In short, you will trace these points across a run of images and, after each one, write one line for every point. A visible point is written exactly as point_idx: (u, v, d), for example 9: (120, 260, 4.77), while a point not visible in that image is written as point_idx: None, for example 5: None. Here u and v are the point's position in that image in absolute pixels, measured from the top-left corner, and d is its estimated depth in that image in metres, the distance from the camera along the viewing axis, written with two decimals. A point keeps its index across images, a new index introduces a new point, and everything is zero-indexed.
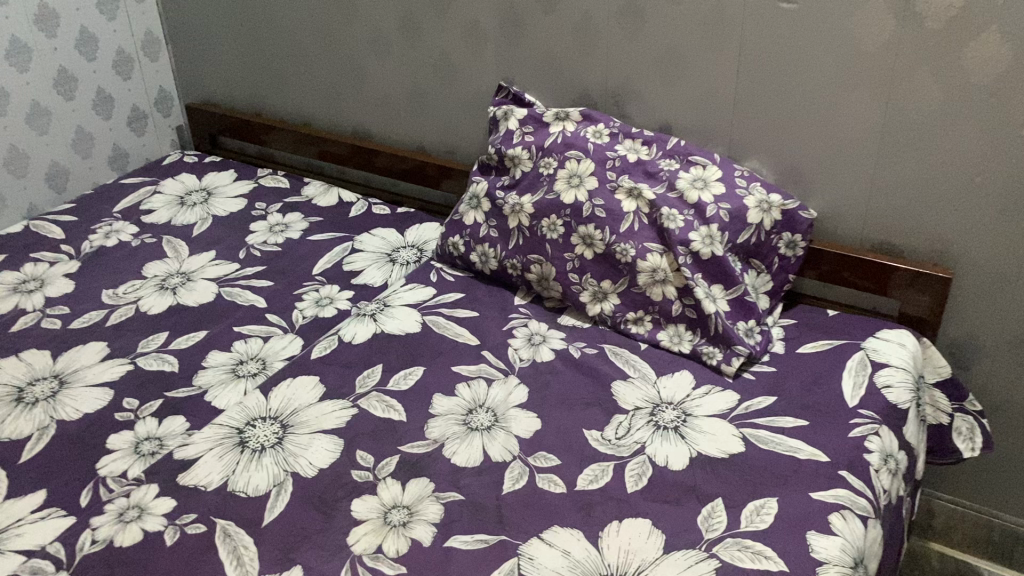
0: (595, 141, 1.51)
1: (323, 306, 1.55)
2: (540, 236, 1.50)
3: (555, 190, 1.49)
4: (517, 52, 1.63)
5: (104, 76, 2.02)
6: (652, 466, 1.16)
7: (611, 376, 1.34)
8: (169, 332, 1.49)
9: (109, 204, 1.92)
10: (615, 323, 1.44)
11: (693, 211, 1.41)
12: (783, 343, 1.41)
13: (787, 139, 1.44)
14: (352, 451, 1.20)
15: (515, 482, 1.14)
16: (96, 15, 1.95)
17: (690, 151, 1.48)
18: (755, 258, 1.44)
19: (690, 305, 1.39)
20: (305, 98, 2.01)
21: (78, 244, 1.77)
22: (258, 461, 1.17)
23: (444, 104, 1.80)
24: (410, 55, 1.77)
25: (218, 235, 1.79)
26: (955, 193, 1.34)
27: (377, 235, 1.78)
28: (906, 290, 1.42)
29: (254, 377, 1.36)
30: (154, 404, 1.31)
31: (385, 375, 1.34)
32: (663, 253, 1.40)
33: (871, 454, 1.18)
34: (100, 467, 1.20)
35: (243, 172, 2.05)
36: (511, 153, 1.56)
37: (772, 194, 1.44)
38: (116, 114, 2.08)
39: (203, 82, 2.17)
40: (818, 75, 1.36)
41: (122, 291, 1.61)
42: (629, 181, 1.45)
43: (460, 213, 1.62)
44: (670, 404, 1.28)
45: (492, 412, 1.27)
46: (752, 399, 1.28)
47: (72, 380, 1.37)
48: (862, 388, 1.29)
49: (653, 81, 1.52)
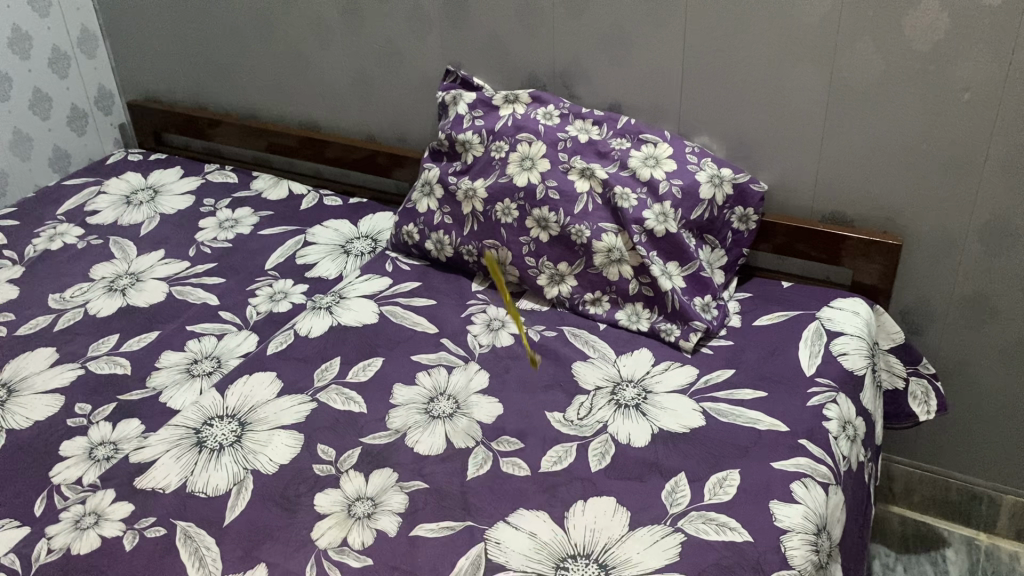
0: (545, 123, 1.50)
1: (277, 301, 1.52)
2: (494, 221, 1.49)
3: (508, 173, 1.48)
4: (463, 36, 1.62)
5: (40, 75, 1.96)
6: (615, 444, 1.17)
7: (571, 357, 1.34)
8: (120, 334, 1.45)
9: (52, 206, 1.87)
10: (573, 305, 1.44)
11: (646, 189, 1.41)
12: (740, 316, 1.42)
13: (734, 113, 1.45)
14: (313, 445, 1.18)
15: (479, 468, 1.14)
16: (28, 13, 1.90)
17: (641, 129, 1.48)
18: (709, 234, 1.44)
19: (647, 283, 1.39)
20: (250, 90, 1.97)
21: (21, 248, 1.72)
22: (217, 461, 1.15)
23: (391, 91, 1.78)
24: (355, 43, 1.75)
25: (168, 234, 1.76)
26: (900, 160, 1.36)
27: (330, 227, 1.75)
28: (858, 259, 1.44)
29: (209, 376, 1.34)
30: (107, 408, 1.28)
31: (344, 368, 1.33)
32: (618, 233, 1.40)
33: (829, 422, 1.20)
34: (54, 475, 1.17)
35: (190, 169, 2.01)
36: (462, 138, 1.55)
37: (723, 168, 1.45)
38: (54, 114, 2.02)
39: (144, 77, 2.12)
40: (762, 47, 1.37)
41: (70, 295, 1.57)
42: (581, 161, 1.45)
43: (413, 201, 1.60)
44: (630, 382, 1.28)
45: (454, 398, 1.26)
46: (711, 373, 1.29)
47: (21, 388, 1.34)
48: (818, 358, 1.30)
49: (600, 60, 1.52)
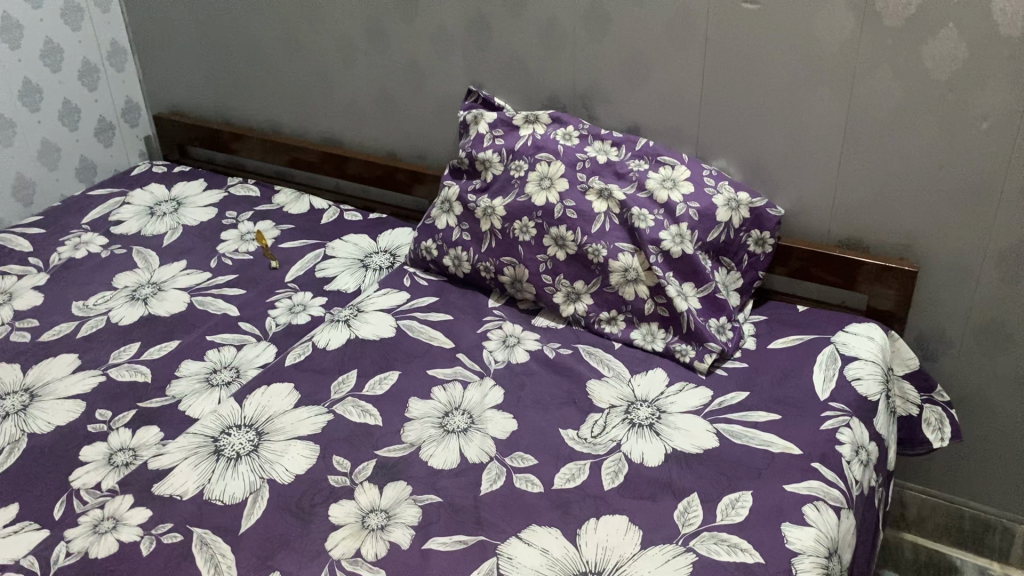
0: (565, 143, 1.52)
1: (296, 313, 1.54)
2: (512, 238, 1.50)
3: (526, 192, 1.50)
4: (485, 56, 1.64)
5: (70, 87, 2.00)
6: (629, 463, 1.17)
7: (586, 375, 1.35)
8: (141, 342, 1.48)
9: (77, 215, 1.91)
10: (589, 324, 1.45)
11: (663, 210, 1.43)
12: (755, 339, 1.43)
13: (753, 137, 1.47)
14: (329, 456, 1.20)
15: (492, 483, 1.15)
16: (61, 26, 1.94)
17: (659, 151, 1.50)
18: (725, 256, 1.45)
19: (663, 304, 1.40)
20: (274, 105, 2.01)
21: (47, 256, 1.75)
22: (234, 469, 1.17)
23: (413, 109, 1.80)
24: (379, 62, 1.78)
25: (190, 245, 1.78)
26: (918, 186, 1.37)
27: (349, 242, 1.78)
28: (873, 284, 1.44)
29: (228, 386, 1.36)
30: (127, 415, 1.30)
31: (360, 380, 1.34)
32: (635, 253, 1.41)
33: (843, 445, 1.20)
34: (74, 479, 1.18)
35: (213, 181, 2.04)
36: (482, 156, 1.57)
37: (740, 192, 1.46)
38: (83, 125, 2.06)
39: (170, 91, 2.15)
40: (782, 71, 1.38)
41: (93, 303, 1.59)
42: (599, 182, 1.47)
43: (432, 217, 1.62)
44: (644, 402, 1.29)
45: (468, 413, 1.27)
46: (725, 395, 1.30)
47: (43, 393, 1.36)
48: (833, 382, 1.31)
49: (620, 82, 1.54)
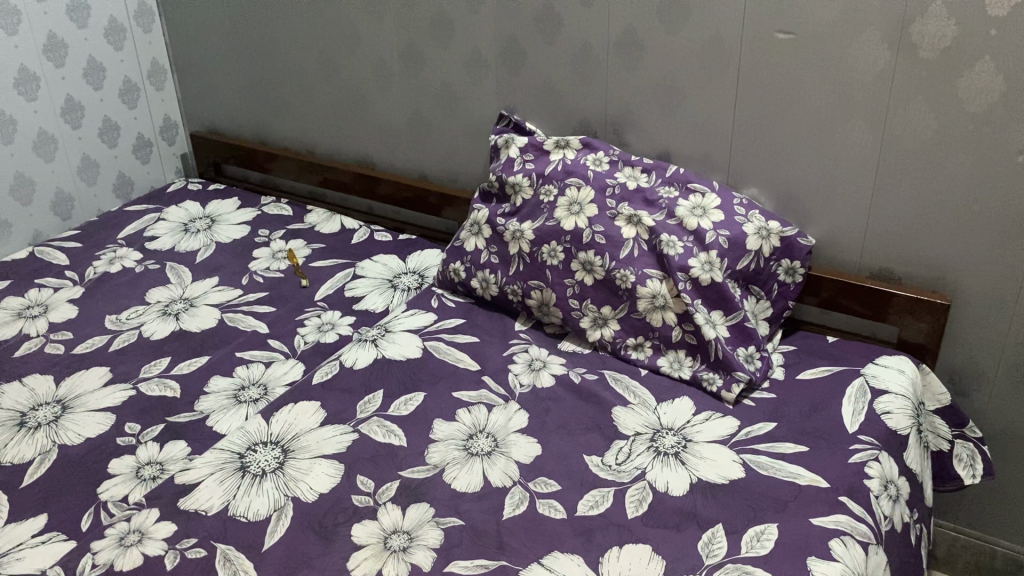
0: (595, 168, 1.53)
1: (325, 331, 1.56)
2: (540, 262, 1.51)
3: (556, 217, 1.50)
4: (518, 81, 1.66)
5: (110, 105, 2.05)
6: (653, 492, 1.16)
7: (611, 402, 1.34)
8: (171, 357, 1.49)
9: (113, 230, 1.94)
10: (615, 349, 1.45)
11: (693, 237, 1.42)
12: (783, 369, 1.42)
13: (784, 166, 1.46)
14: (353, 475, 1.20)
15: (515, 508, 1.15)
16: (104, 45, 1.99)
17: (690, 179, 1.49)
18: (755, 285, 1.44)
19: (690, 331, 1.39)
20: (308, 125, 2.03)
21: (83, 270, 1.78)
22: (259, 486, 1.18)
23: (445, 132, 1.82)
24: (413, 85, 1.80)
25: (222, 262, 1.81)
26: (952, 219, 1.36)
27: (378, 262, 1.79)
28: (905, 317, 1.43)
29: (255, 402, 1.37)
30: (156, 429, 1.32)
31: (386, 401, 1.35)
32: (663, 279, 1.41)
33: (872, 480, 1.18)
34: (102, 491, 1.20)
35: (247, 200, 2.07)
36: (512, 180, 1.58)
37: (771, 221, 1.45)
38: (121, 142, 2.10)
39: (208, 110, 2.19)
40: (815, 101, 1.38)
41: (126, 317, 1.62)
42: (628, 208, 1.47)
43: (461, 239, 1.63)
44: (670, 430, 1.28)
45: (493, 437, 1.27)
46: (752, 425, 1.29)
47: (75, 404, 1.38)
48: (861, 415, 1.29)
49: (652, 108, 1.54)
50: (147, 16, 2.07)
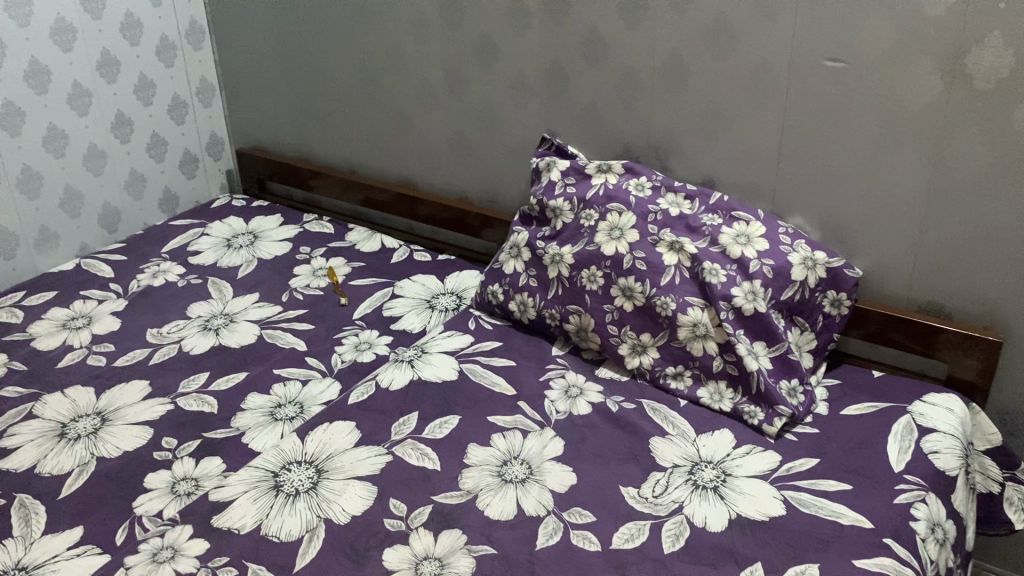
0: (637, 194, 1.52)
1: (362, 351, 1.56)
2: (579, 287, 1.49)
3: (596, 241, 1.49)
4: (560, 105, 1.65)
5: (159, 120, 2.08)
6: (690, 527, 1.14)
7: (649, 432, 1.32)
8: (210, 372, 1.50)
9: (158, 244, 1.97)
10: (654, 378, 1.42)
11: (736, 266, 1.40)
12: (827, 404, 1.38)
13: (831, 195, 1.43)
14: (385, 498, 1.19)
15: (549, 538, 1.13)
16: (154, 62, 2.03)
17: (734, 206, 1.47)
18: (799, 316, 1.41)
19: (732, 362, 1.36)
20: (351, 144, 2.05)
21: (127, 283, 1.81)
22: (292, 506, 1.17)
23: (486, 154, 1.82)
24: (456, 107, 1.81)
25: (263, 278, 1.82)
26: (1005, 253, 1.32)
27: (417, 282, 1.79)
28: (954, 353, 1.39)
29: (291, 420, 1.37)
30: (192, 444, 1.32)
31: (421, 423, 1.34)
32: (705, 308, 1.38)
33: (918, 522, 1.15)
34: (137, 506, 1.20)
35: (289, 217, 2.09)
36: (553, 204, 1.57)
37: (817, 251, 1.42)
38: (168, 157, 2.14)
39: (253, 126, 2.22)
40: (864, 130, 1.35)
41: (167, 331, 1.63)
42: (670, 234, 1.45)
43: (500, 261, 1.63)
44: (709, 463, 1.26)
45: (528, 464, 1.26)
46: (794, 461, 1.26)
47: (114, 417, 1.39)
48: (908, 454, 1.25)
49: (695, 134, 1.52)
50: (197, 34, 2.11)
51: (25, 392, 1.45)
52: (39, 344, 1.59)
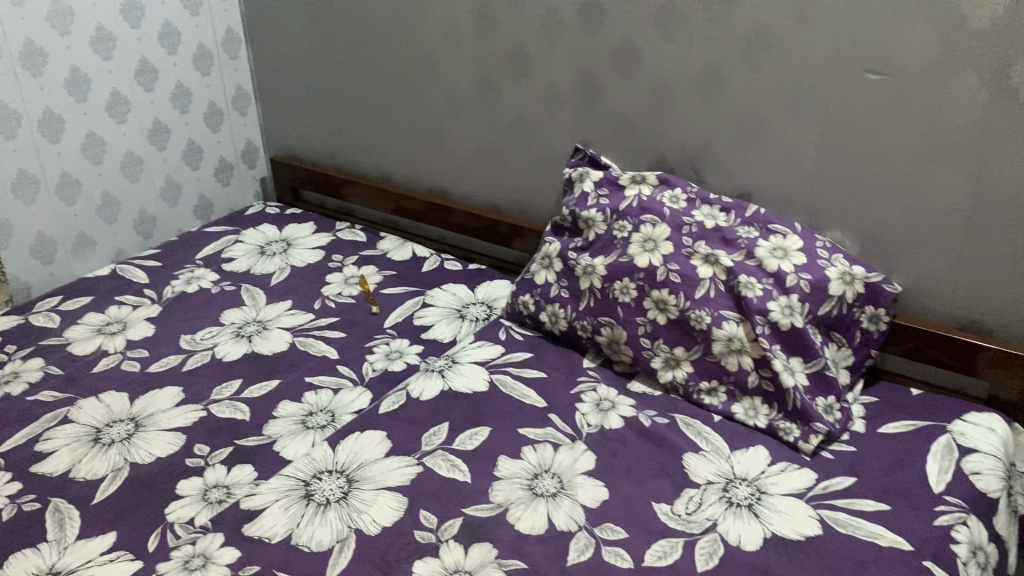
0: (672, 206, 1.50)
1: (393, 360, 1.56)
2: (612, 299, 1.48)
3: (629, 253, 1.48)
4: (594, 115, 1.64)
5: (195, 128, 2.10)
6: (724, 545, 1.12)
7: (682, 447, 1.30)
8: (242, 380, 1.51)
9: (192, 251, 1.98)
10: (687, 393, 1.41)
11: (772, 280, 1.38)
12: (864, 421, 1.36)
13: (870, 209, 1.41)
14: (416, 510, 1.19)
15: (580, 553, 1.11)
16: (191, 71, 2.05)
17: (771, 220, 1.46)
18: (836, 331, 1.39)
19: (767, 377, 1.34)
20: (384, 153, 2.05)
21: (161, 289, 1.82)
22: (323, 516, 1.17)
23: (519, 164, 1.81)
24: (489, 116, 1.80)
25: (296, 286, 1.83)
26: None
27: (447, 291, 1.79)
28: (995, 372, 1.36)
29: (322, 429, 1.37)
30: (224, 452, 1.33)
31: (451, 434, 1.33)
32: (740, 322, 1.36)
33: (959, 545, 1.12)
34: (169, 512, 1.21)
35: (321, 224, 2.10)
36: (586, 215, 1.56)
37: (855, 266, 1.40)
38: (203, 165, 2.15)
39: (287, 134, 2.23)
40: (905, 144, 1.33)
41: (200, 337, 1.64)
42: (705, 247, 1.43)
43: (532, 272, 1.62)
44: (743, 480, 1.24)
45: (559, 477, 1.25)
46: (830, 479, 1.23)
47: (147, 423, 1.40)
48: (948, 474, 1.23)
49: (731, 147, 1.51)
50: (233, 42, 2.13)
51: (61, 396, 1.47)
52: (75, 349, 1.61)
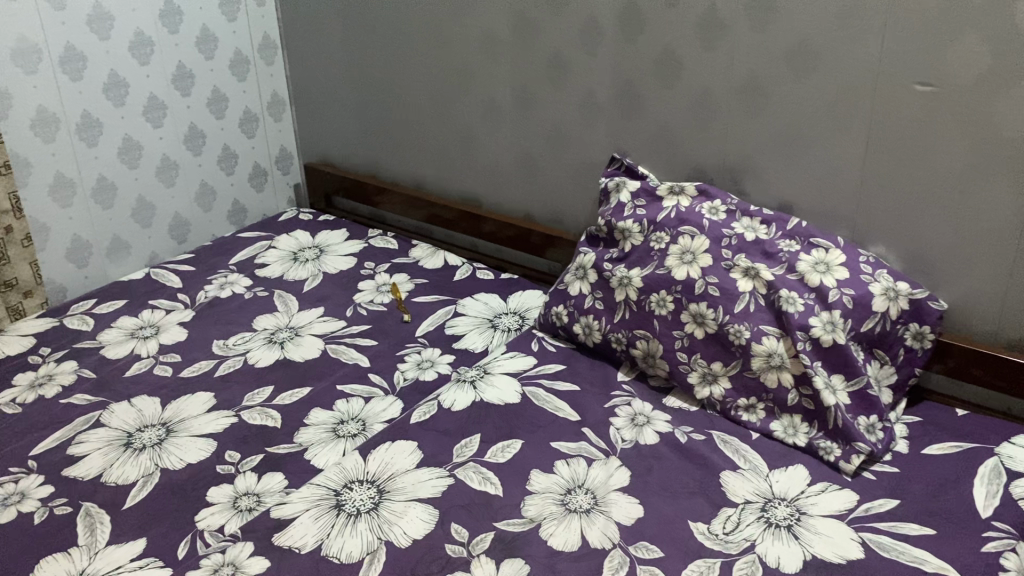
0: (711, 217, 1.48)
1: (424, 369, 1.54)
2: (648, 311, 1.45)
3: (666, 265, 1.45)
4: (632, 125, 1.62)
5: (230, 133, 2.11)
6: (762, 567, 1.09)
7: (719, 465, 1.27)
8: (274, 386, 1.50)
9: (225, 256, 1.99)
10: (724, 409, 1.38)
11: (814, 295, 1.35)
12: (907, 442, 1.32)
13: (915, 224, 1.37)
14: (447, 523, 1.17)
15: (614, 572, 1.09)
16: (228, 77, 2.06)
17: (813, 233, 1.43)
18: (879, 349, 1.35)
19: (808, 395, 1.31)
20: (418, 161, 2.05)
21: (194, 294, 1.82)
22: (353, 527, 1.15)
23: (553, 173, 1.79)
24: (525, 125, 1.79)
25: (328, 292, 1.82)
26: None
27: (480, 300, 1.78)
28: None
29: (354, 438, 1.36)
30: (255, 459, 1.32)
31: (483, 446, 1.32)
32: (780, 337, 1.34)
33: (1008, 572, 1.07)
34: (199, 520, 1.20)
35: (354, 231, 2.09)
36: (622, 226, 1.54)
37: (900, 282, 1.37)
38: (238, 170, 2.16)
39: (322, 141, 2.24)
40: (953, 158, 1.29)
41: (233, 343, 1.64)
42: (745, 260, 1.40)
43: (566, 282, 1.60)
44: (782, 500, 1.20)
45: (592, 493, 1.22)
46: (872, 501, 1.20)
47: (178, 428, 1.39)
48: (996, 498, 1.18)
49: (773, 158, 1.48)
50: (270, 49, 2.14)
51: (95, 399, 1.47)
52: (108, 352, 1.61)
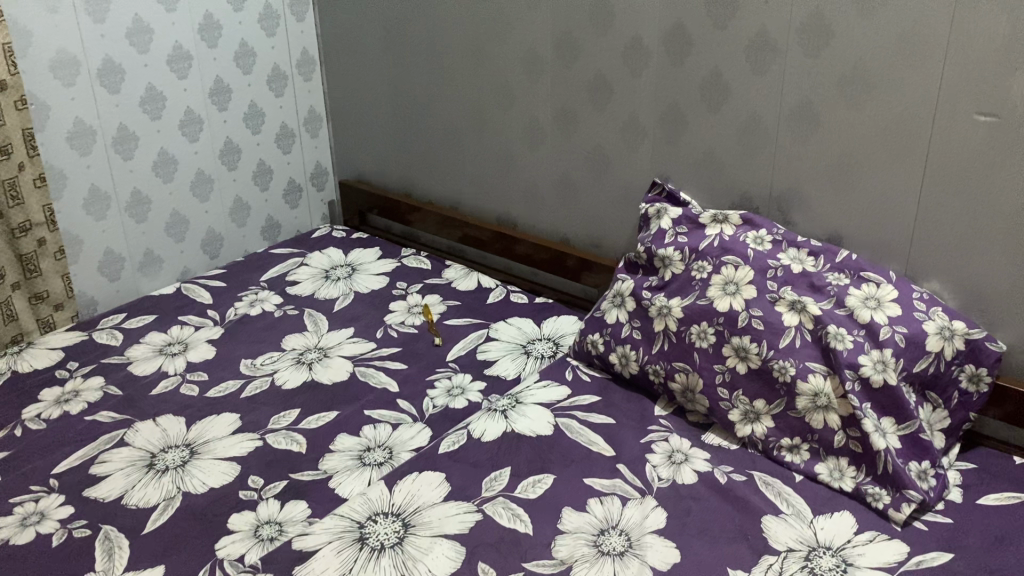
0: (755, 248, 1.43)
1: (454, 395, 1.50)
2: (688, 343, 1.40)
3: (708, 295, 1.40)
4: (676, 149, 1.57)
5: (266, 149, 2.09)
6: None
7: (760, 509, 1.21)
8: (301, 409, 1.47)
9: (257, 273, 1.97)
10: (767, 449, 1.31)
11: (864, 332, 1.28)
12: (961, 490, 1.25)
13: (973, 260, 1.31)
14: (474, 561, 1.12)
15: None
16: (266, 92, 2.05)
17: (863, 267, 1.37)
18: (932, 390, 1.28)
19: (856, 437, 1.25)
20: (454, 181, 2.02)
21: (224, 310, 1.80)
22: (376, 562, 1.11)
23: (592, 197, 1.75)
24: (564, 147, 1.75)
25: (359, 313, 1.79)
26: None
27: (513, 325, 1.73)
28: None
29: (380, 466, 1.32)
30: (278, 486, 1.28)
31: (513, 481, 1.27)
32: (827, 375, 1.27)
33: None
34: (220, 548, 1.16)
35: (388, 250, 2.07)
36: (662, 253, 1.49)
37: (955, 320, 1.30)
38: (273, 186, 2.15)
39: (358, 158, 2.22)
40: (1014, 195, 1.23)
41: (261, 363, 1.61)
42: (792, 293, 1.35)
43: (602, 310, 1.55)
44: (828, 549, 1.14)
45: (626, 535, 1.17)
46: (924, 554, 1.13)
47: (202, 451, 1.36)
48: None
49: (822, 188, 1.42)
50: (308, 65, 2.12)
51: (119, 417, 1.45)
52: (136, 369, 1.59)
